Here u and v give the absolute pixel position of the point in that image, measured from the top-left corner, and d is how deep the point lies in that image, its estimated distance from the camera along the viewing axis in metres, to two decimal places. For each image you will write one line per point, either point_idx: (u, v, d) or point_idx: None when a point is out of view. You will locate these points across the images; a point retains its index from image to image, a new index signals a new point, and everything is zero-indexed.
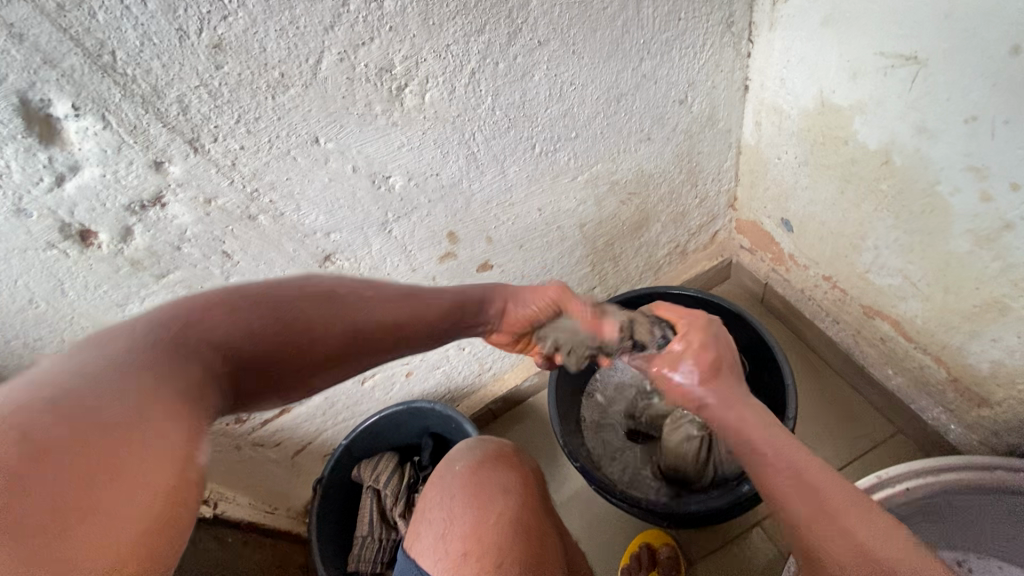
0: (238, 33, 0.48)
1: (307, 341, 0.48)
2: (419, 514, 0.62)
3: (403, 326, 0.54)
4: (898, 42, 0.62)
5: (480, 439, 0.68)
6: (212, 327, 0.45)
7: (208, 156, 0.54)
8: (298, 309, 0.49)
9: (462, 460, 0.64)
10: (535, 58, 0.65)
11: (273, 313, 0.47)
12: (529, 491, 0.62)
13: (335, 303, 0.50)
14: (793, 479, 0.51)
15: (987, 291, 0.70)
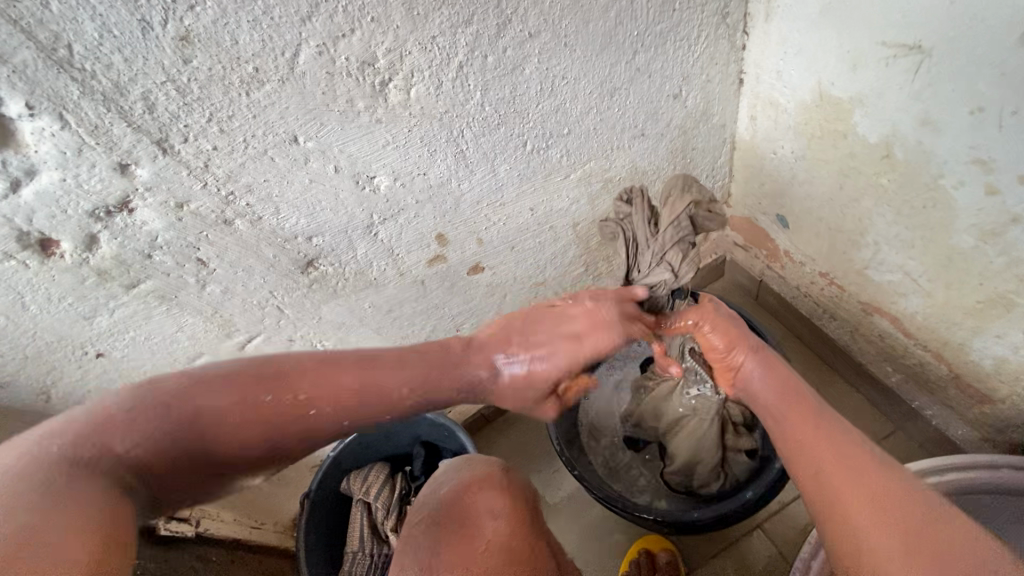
0: (207, 25, 0.47)
1: (242, 429, 0.50)
2: (408, 541, 0.61)
3: (336, 414, 0.54)
4: (901, 32, 0.59)
5: (469, 461, 0.67)
6: (144, 428, 0.47)
7: (177, 157, 0.54)
8: (222, 404, 0.50)
9: (448, 485, 0.64)
10: (525, 51, 0.64)
11: (199, 407, 0.49)
12: (518, 514, 0.61)
13: (259, 395, 0.51)
14: (824, 440, 0.56)
15: (991, 287, 0.68)
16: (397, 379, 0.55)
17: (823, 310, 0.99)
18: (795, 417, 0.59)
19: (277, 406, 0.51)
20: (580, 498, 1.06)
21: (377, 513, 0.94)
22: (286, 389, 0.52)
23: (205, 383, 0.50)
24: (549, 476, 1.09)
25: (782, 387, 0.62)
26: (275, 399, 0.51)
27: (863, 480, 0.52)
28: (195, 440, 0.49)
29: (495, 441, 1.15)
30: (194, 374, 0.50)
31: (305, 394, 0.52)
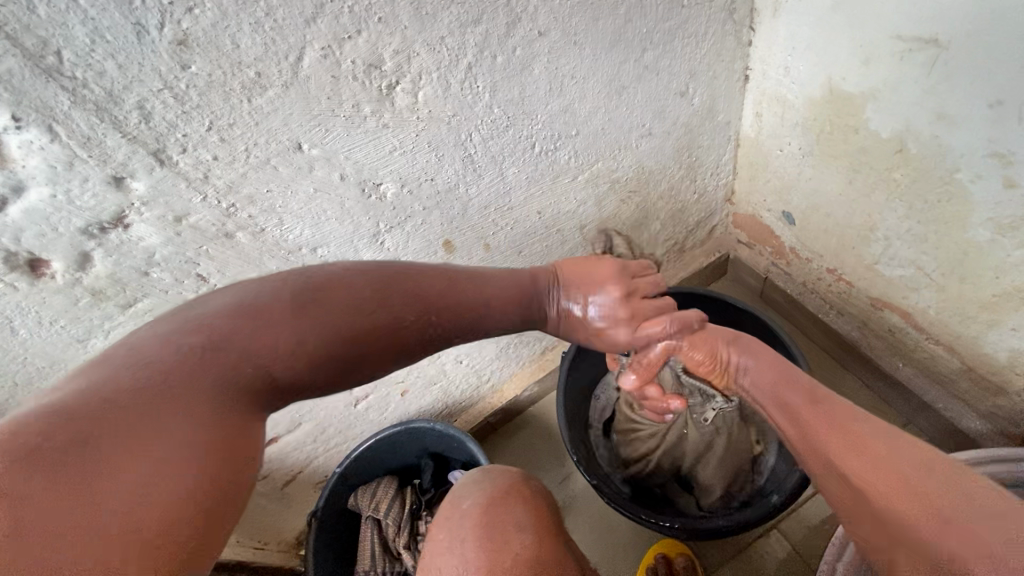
0: (206, 28, 0.44)
1: (363, 340, 0.51)
2: (428, 558, 0.58)
3: (452, 325, 0.57)
4: (917, 25, 0.58)
5: (487, 472, 0.64)
6: (285, 325, 0.47)
7: (175, 168, 0.51)
8: (361, 303, 0.51)
9: (469, 498, 0.60)
10: (534, 50, 0.61)
11: (336, 306, 0.50)
12: (544, 529, 0.58)
13: (389, 301, 0.52)
14: (836, 427, 0.51)
15: (1009, 280, 0.67)
16: (498, 293, 0.60)
17: (831, 307, 0.99)
18: (801, 407, 0.55)
19: (402, 316, 0.53)
20: (592, 504, 1.04)
21: (386, 530, 0.91)
22: (409, 304, 0.53)
23: (346, 282, 0.52)
24: (560, 483, 1.07)
25: (788, 379, 0.58)
26: (396, 309, 0.52)
27: (883, 460, 0.46)
28: (330, 341, 0.49)
29: (503, 448, 1.13)
30: (330, 275, 0.52)
31: (423, 303, 0.54)
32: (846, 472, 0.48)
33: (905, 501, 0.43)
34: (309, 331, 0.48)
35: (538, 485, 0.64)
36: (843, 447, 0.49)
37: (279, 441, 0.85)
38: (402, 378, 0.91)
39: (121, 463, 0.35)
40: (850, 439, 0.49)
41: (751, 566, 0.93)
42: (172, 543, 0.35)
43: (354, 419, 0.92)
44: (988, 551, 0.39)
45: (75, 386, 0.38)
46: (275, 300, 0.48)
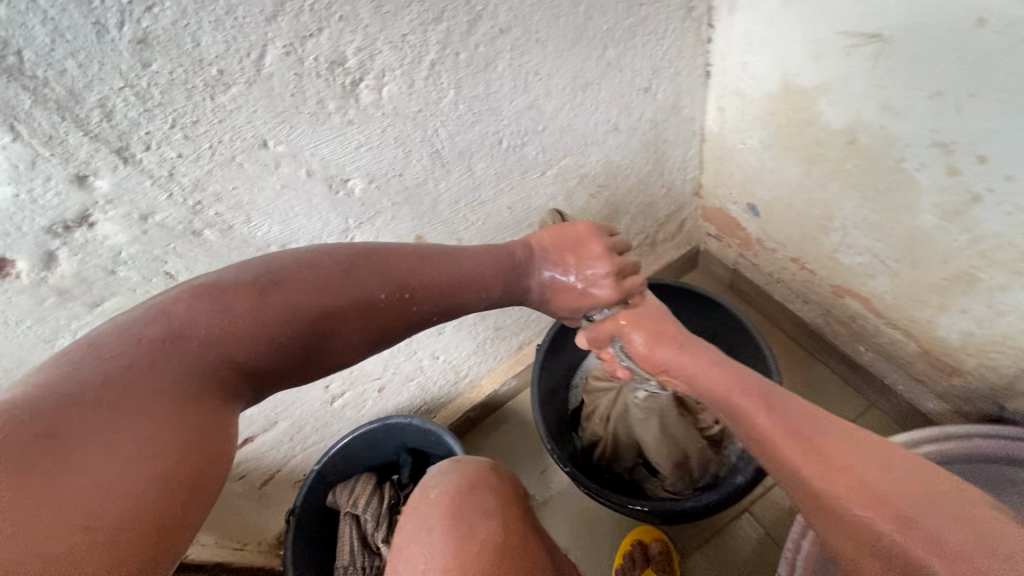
0: (166, 27, 0.45)
1: (332, 318, 0.53)
2: (396, 549, 0.59)
3: (428, 300, 0.60)
4: (861, 21, 0.61)
5: (457, 461, 0.65)
6: (249, 309, 0.48)
7: (139, 166, 0.51)
8: (332, 283, 0.53)
9: (437, 487, 0.61)
10: (496, 47, 0.63)
11: (307, 285, 0.52)
12: (513, 515, 0.59)
13: (359, 278, 0.55)
14: (802, 440, 0.48)
15: (955, 265, 0.69)
16: (478, 268, 0.65)
17: (796, 296, 1.02)
18: (756, 416, 0.52)
19: (371, 293, 0.55)
20: (569, 495, 1.06)
21: (365, 526, 0.92)
22: (378, 284, 0.56)
23: (316, 261, 0.54)
24: (538, 475, 1.09)
25: (739, 383, 0.56)
26: (364, 287, 0.55)
27: (840, 459, 0.46)
28: (299, 323, 0.51)
29: (482, 442, 1.14)
30: (300, 258, 0.54)
31: (391, 283, 0.57)
32: (813, 485, 0.47)
33: (892, 523, 0.43)
34: (274, 317, 0.49)
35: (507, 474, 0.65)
36: (813, 466, 0.47)
37: (255, 440, 0.85)
38: (378, 375, 0.92)
39: (78, 462, 0.37)
40: (818, 455, 0.47)
41: (723, 550, 0.95)
42: (125, 542, 0.36)
43: (330, 417, 0.92)
44: (960, 552, 0.41)
45: (39, 382, 0.40)
46: (244, 283, 0.50)
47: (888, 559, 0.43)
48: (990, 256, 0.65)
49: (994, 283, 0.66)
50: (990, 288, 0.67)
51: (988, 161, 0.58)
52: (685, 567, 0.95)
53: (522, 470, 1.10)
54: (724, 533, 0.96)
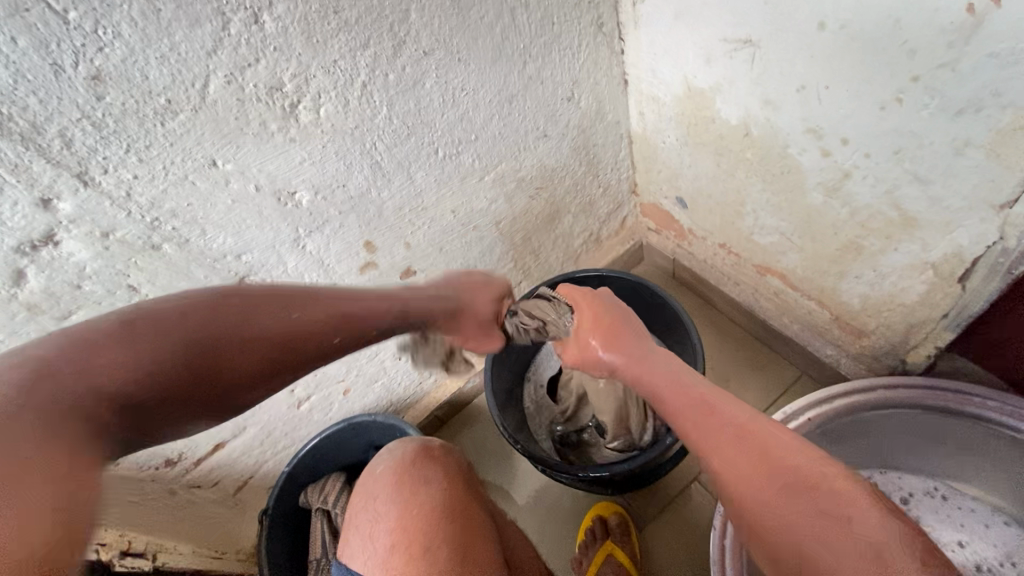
0: (117, 64, 0.52)
1: (218, 356, 0.51)
2: (349, 522, 0.68)
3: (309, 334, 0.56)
4: (736, 29, 0.70)
5: (403, 441, 0.74)
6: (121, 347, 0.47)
7: (98, 188, 0.57)
8: (214, 327, 0.51)
9: (382, 463, 0.71)
10: (422, 67, 0.70)
11: (185, 333, 0.50)
12: (452, 479, 0.68)
13: (238, 318, 0.53)
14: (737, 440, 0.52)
15: (844, 235, 0.79)
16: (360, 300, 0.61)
17: (728, 279, 1.11)
18: (682, 404, 0.58)
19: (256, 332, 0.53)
20: (531, 480, 1.12)
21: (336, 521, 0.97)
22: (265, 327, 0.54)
23: (195, 307, 0.52)
24: (503, 464, 1.15)
25: (673, 378, 0.62)
26: (247, 330, 0.53)
27: (743, 437, 0.52)
28: (175, 357, 0.49)
29: (450, 439, 1.20)
30: (174, 308, 0.51)
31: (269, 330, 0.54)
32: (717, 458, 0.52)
33: (770, 489, 0.48)
34: (137, 361, 0.47)
35: (453, 451, 0.73)
36: (722, 441, 0.52)
37: (225, 447, 0.90)
38: (342, 378, 0.97)
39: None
40: (751, 453, 0.50)
41: (678, 517, 1.02)
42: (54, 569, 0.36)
43: (298, 421, 0.97)
44: (815, 515, 0.45)
45: None
46: (113, 335, 0.48)
47: (767, 528, 0.47)
48: (867, 224, 0.74)
49: (874, 249, 0.76)
50: (873, 253, 0.77)
51: (850, 143, 0.68)
52: (643, 537, 1.02)
53: (488, 462, 1.16)
54: (676, 502, 1.03)
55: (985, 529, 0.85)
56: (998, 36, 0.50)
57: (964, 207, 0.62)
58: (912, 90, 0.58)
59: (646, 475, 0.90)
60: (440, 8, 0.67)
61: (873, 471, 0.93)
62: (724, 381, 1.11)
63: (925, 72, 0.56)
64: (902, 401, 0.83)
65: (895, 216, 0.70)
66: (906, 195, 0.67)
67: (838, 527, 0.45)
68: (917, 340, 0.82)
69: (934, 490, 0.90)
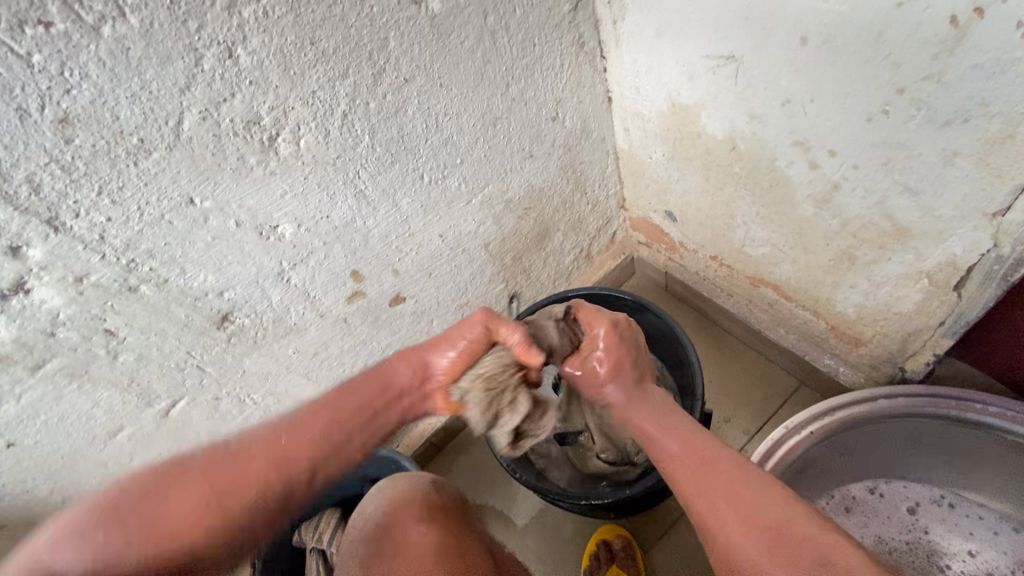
0: (85, 105, 0.50)
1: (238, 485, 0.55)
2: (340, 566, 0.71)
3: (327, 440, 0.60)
4: (717, 46, 0.70)
5: (390, 479, 0.79)
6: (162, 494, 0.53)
7: (70, 233, 0.55)
8: (164, 500, 0.53)
9: (371, 505, 0.75)
10: (403, 94, 0.69)
11: (132, 520, 0.52)
12: (441, 515, 0.72)
13: (187, 485, 0.54)
14: (719, 499, 0.56)
15: (836, 246, 0.78)
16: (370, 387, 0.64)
17: (722, 291, 1.10)
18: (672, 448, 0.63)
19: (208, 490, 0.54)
20: (532, 506, 1.09)
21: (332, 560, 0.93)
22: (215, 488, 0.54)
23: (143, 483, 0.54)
24: (503, 490, 1.12)
25: (667, 423, 0.66)
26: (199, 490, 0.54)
27: (726, 483, 0.57)
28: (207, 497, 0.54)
29: (448, 466, 1.17)
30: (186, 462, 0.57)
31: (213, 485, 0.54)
32: (701, 504, 0.57)
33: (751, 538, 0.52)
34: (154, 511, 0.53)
35: (442, 483, 0.79)
36: (704, 484, 0.58)
37: None
38: None
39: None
40: (735, 506, 0.55)
41: (683, 537, 1.00)
42: None
43: None
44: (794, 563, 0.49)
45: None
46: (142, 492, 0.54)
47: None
48: (859, 235, 0.73)
49: (867, 259, 0.75)
50: (867, 263, 0.76)
51: (837, 155, 0.67)
52: (648, 560, 0.99)
53: (487, 489, 1.13)
54: (682, 522, 1.01)
55: (994, 536, 0.84)
56: (981, 47, 0.50)
57: (956, 216, 0.62)
58: (898, 102, 0.58)
59: (649, 499, 0.89)
60: (419, 34, 0.66)
61: (878, 481, 0.92)
62: (724, 395, 1.10)
63: (910, 84, 0.56)
64: (897, 411, 0.82)
65: (888, 226, 0.69)
66: (897, 206, 0.66)
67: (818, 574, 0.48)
68: (916, 348, 0.81)
69: (942, 499, 0.89)
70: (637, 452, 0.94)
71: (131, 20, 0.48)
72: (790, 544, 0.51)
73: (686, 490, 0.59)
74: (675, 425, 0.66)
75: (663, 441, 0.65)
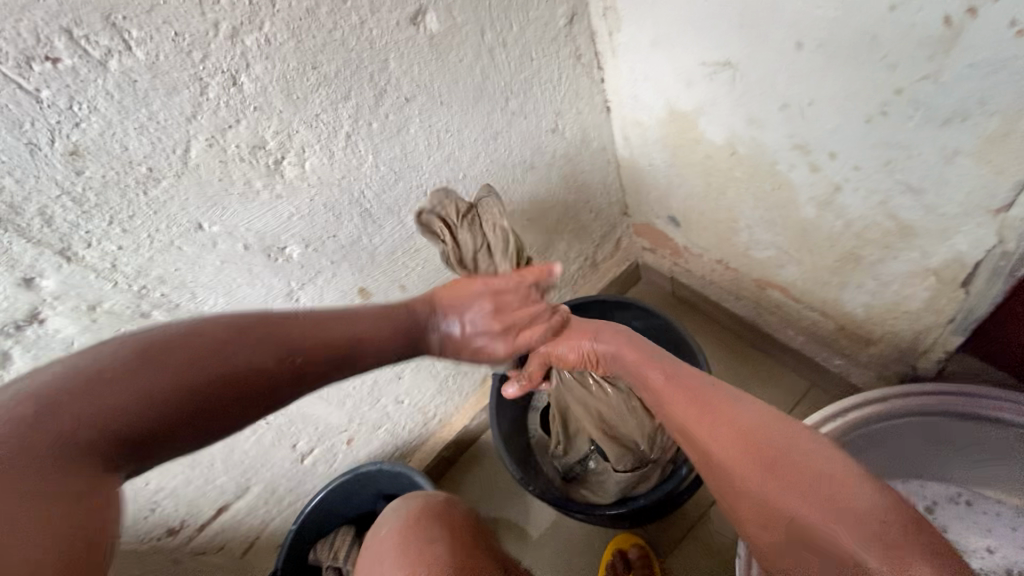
0: (95, 137, 0.51)
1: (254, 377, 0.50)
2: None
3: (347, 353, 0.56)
4: (713, 52, 0.71)
5: (407, 499, 0.80)
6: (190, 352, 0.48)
7: (82, 263, 0.56)
8: (179, 361, 0.47)
9: (388, 524, 0.76)
10: (405, 114, 0.70)
11: (153, 375, 0.46)
12: (461, 535, 0.72)
13: (175, 364, 0.47)
14: (714, 420, 0.57)
15: (841, 246, 0.78)
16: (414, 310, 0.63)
17: (728, 294, 1.09)
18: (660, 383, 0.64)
19: (261, 357, 0.51)
20: (545, 518, 1.08)
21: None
22: (164, 384, 0.46)
23: (151, 346, 0.47)
24: (516, 501, 1.12)
25: (655, 363, 0.67)
26: (226, 363, 0.49)
27: (721, 410, 0.57)
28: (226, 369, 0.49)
29: (460, 478, 1.17)
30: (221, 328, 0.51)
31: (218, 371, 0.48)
32: (694, 431, 0.58)
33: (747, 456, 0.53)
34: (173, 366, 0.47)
35: (458, 501, 0.80)
36: (694, 415, 0.58)
37: (228, 510, 0.87)
38: (345, 428, 0.94)
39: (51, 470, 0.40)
40: (727, 429, 0.55)
41: (699, 543, 0.99)
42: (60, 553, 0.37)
43: (302, 475, 0.94)
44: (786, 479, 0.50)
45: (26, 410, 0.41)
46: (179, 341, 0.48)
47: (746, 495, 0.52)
48: (863, 234, 0.73)
49: (873, 258, 0.75)
50: (872, 262, 0.76)
51: (838, 156, 0.68)
52: (665, 568, 0.98)
53: (501, 500, 1.12)
54: (696, 528, 1.00)
55: (1013, 533, 0.83)
56: (976, 47, 0.50)
57: (960, 213, 0.62)
58: (896, 103, 0.58)
59: (663, 507, 0.88)
60: (418, 54, 0.67)
61: (895, 482, 0.91)
62: None
63: (907, 85, 0.56)
64: (913, 409, 0.82)
65: (892, 226, 0.69)
66: (900, 205, 0.66)
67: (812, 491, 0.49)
68: (926, 345, 0.81)
69: (958, 497, 0.88)
70: (651, 450, 0.91)
71: (138, 54, 0.50)
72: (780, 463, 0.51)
73: (678, 421, 0.60)
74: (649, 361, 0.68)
75: (654, 377, 0.65)
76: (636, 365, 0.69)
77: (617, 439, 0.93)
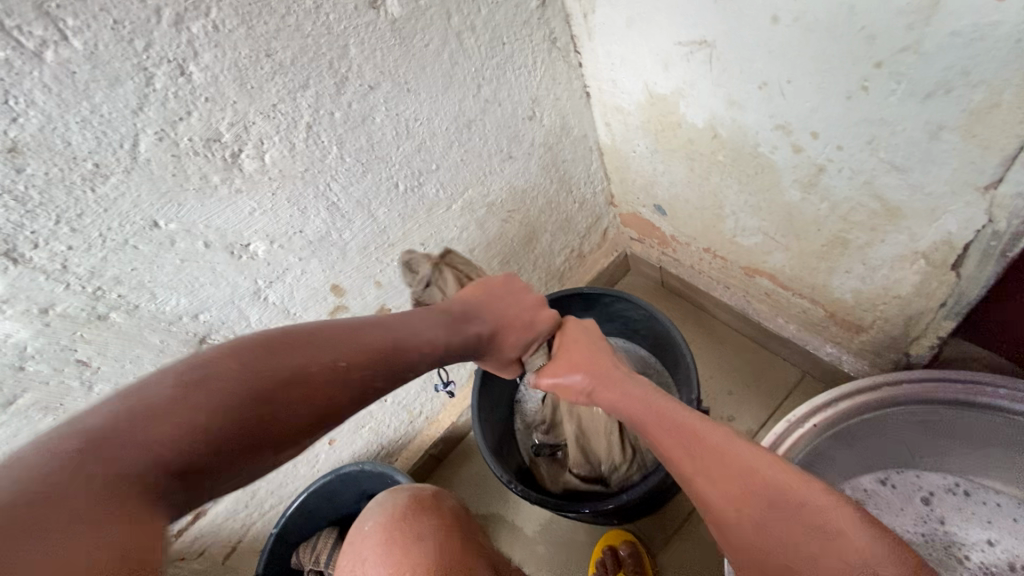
0: (34, 133, 0.49)
1: (315, 389, 0.50)
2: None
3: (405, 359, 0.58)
4: (690, 31, 0.68)
5: (392, 493, 0.77)
6: (246, 369, 0.47)
7: (30, 264, 0.54)
8: (238, 378, 0.46)
9: (371, 520, 0.73)
10: (370, 102, 0.68)
11: (214, 391, 0.45)
12: (447, 534, 0.69)
13: (238, 380, 0.46)
14: (706, 462, 0.52)
15: (827, 230, 0.75)
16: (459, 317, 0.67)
17: (717, 282, 1.07)
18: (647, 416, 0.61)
19: (319, 366, 0.51)
20: (535, 515, 1.06)
21: None
22: (231, 392, 0.45)
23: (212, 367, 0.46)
24: (506, 499, 1.10)
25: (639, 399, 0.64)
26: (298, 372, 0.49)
27: (706, 437, 0.54)
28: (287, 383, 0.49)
29: (449, 476, 1.15)
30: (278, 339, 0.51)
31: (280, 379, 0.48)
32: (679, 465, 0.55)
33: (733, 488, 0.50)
34: (238, 380, 0.46)
35: (445, 495, 0.77)
36: (679, 448, 0.55)
37: (207, 513, 0.86)
38: None
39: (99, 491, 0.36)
40: (713, 463, 0.52)
41: (691, 538, 0.97)
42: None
43: (283, 477, 0.93)
44: (773, 512, 0.47)
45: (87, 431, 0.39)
46: (239, 354, 0.48)
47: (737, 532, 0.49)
48: (849, 218, 0.71)
49: (860, 243, 0.73)
50: (860, 247, 0.73)
51: (820, 136, 0.65)
52: (656, 564, 0.96)
53: (490, 497, 1.11)
54: (688, 524, 0.98)
55: (1014, 524, 0.80)
56: (957, 13, 0.47)
57: (947, 191, 0.59)
58: (877, 77, 0.55)
59: (652, 501, 0.86)
60: (380, 39, 0.64)
61: (889, 472, 0.89)
62: (726, 393, 1.07)
63: (888, 57, 0.53)
64: (906, 398, 0.79)
65: (878, 207, 0.66)
66: (885, 185, 0.63)
67: (800, 525, 0.46)
68: (918, 331, 0.78)
69: (956, 487, 0.85)
70: (613, 472, 0.93)
71: (74, 43, 0.47)
72: (769, 498, 0.48)
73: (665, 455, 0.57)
74: (634, 396, 0.65)
75: (638, 410, 0.63)
76: (625, 398, 0.66)
77: (583, 451, 0.95)
